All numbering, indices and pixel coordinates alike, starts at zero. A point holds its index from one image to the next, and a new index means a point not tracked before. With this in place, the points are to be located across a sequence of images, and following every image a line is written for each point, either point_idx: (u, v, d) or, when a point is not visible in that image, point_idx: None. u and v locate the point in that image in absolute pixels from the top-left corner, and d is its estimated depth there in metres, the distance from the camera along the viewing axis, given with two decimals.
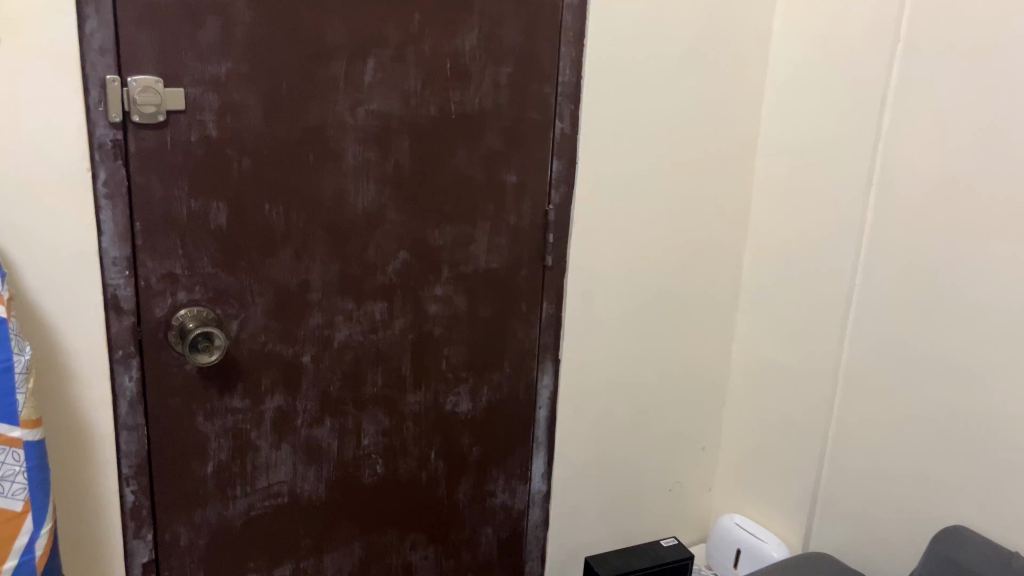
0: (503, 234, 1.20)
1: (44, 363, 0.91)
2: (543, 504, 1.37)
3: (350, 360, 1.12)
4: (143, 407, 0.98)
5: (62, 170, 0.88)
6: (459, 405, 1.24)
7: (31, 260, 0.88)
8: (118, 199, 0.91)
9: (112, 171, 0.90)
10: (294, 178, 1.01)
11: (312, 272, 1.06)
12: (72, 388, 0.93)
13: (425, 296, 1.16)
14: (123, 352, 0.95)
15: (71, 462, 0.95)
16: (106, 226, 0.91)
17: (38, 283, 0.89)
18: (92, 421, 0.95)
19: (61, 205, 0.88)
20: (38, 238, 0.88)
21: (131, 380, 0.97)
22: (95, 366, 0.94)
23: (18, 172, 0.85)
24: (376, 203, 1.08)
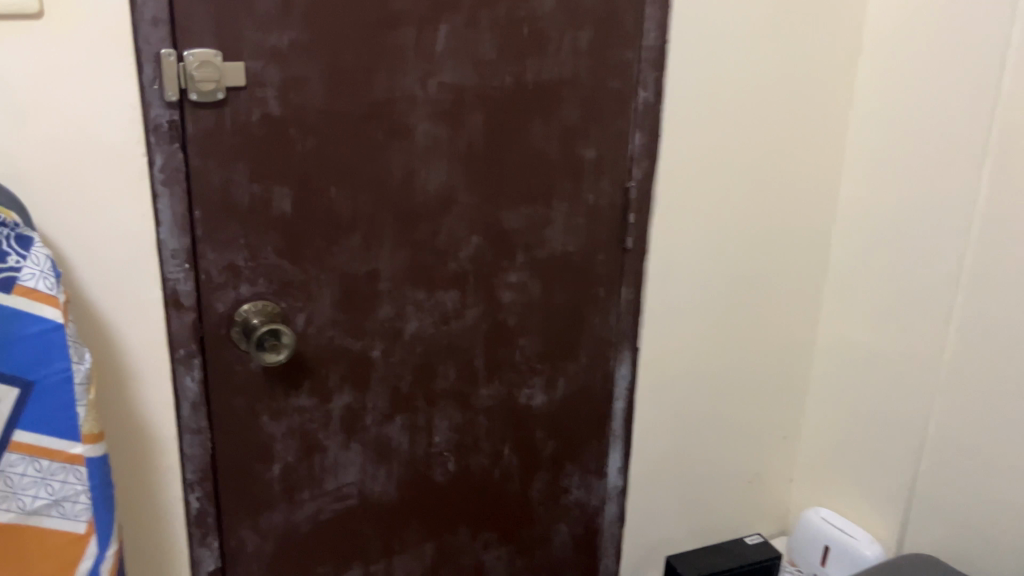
0: (581, 214, 1.10)
1: (102, 363, 0.84)
2: (620, 500, 1.30)
3: (420, 354, 1.04)
4: (206, 408, 0.91)
5: (114, 156, 0.80)
6: (533, 398, 1.16)
7: (87, 254, 0.81)
8: (175, 186, 0.83)
9: (170, 155, 0.82)
10: (361, 159, 0.93)
11: (380, 260, 0.98)
12: (131, 389, 0.87)
13: (498, 283, 1.07)
14: (184, 351, 0.88)
15: (134, 466, 0.89)
16: (163, 216, 0.83)
17: (94, 279, 0.82)
18: (153, 424, 0.89)
19: (114, 194, 0.81)
20: (91, 230, 0.80)
21: (194, 381, 0.89)
22: (156, 367, 0.87)
23: (68, 161, 0.78)
24: (447, 183, 0.99)
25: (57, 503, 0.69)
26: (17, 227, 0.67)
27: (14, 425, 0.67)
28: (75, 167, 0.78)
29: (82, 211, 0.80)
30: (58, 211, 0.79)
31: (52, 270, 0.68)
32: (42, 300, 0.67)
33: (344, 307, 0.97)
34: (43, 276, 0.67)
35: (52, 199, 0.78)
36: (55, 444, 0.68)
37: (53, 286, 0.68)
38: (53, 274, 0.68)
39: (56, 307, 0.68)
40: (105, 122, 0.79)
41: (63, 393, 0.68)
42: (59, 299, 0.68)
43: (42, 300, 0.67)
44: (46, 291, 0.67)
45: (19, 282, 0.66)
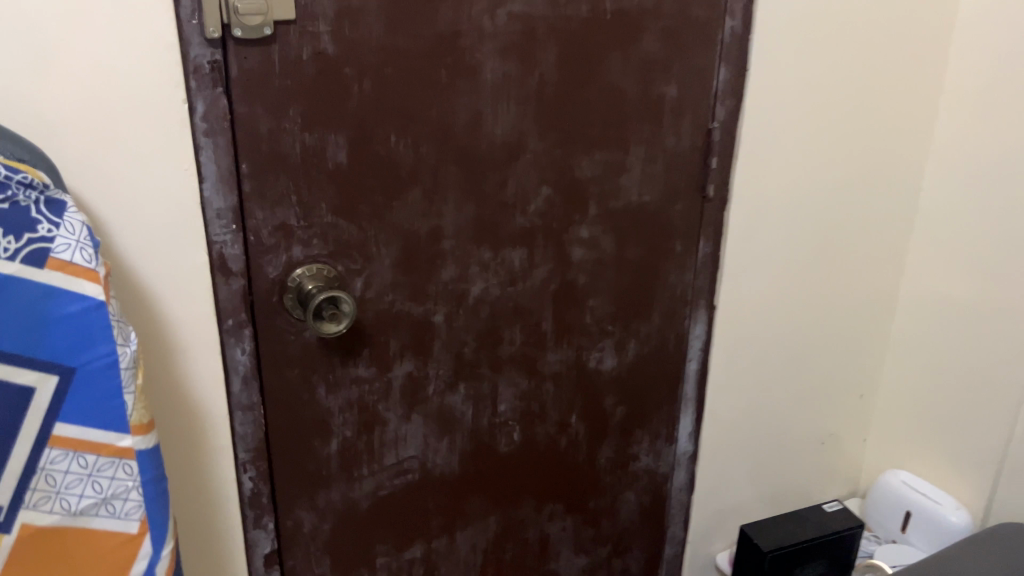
0: (659, 160, 0.99)
1: (145, 340, 0.75)
2: (689, 465, 1.22)
3: (486, 318, 0.95)
4: (258, 383, 0.83)
5: (151, 104, 0.70)
6: (603, 361, 1.06)
7: (126, 217, 0.71)
8: (219, 137, 0.74)
9: (213, 102, 0.72)
10: (423, 103, 0.82)
11: (444, 216, 0.88)
12: (178, 367, 0.78)
13: (570, 238, 0.97)
14: (234, 321, 0.80)
15: (183, 452, 0.81)
16: (207, 171, 0.74)
17: (135, 246, 0.72)
18: (203, 404, 0.80)
19: (152, 148, 0.71)
20: (128, 190, 0.71)
21: (244, 354, 0.81)
22: (204, 341, 0.78)
23: (99, 110, 0.68)
24: (516, 128, 0.88)
25: (106, 501, 0.61)
26: (47, 190, 0.59)
27: (55, 418, 0.58)
28: (107, 117, 0.68)
29: (117, 168, 0.70)
30: (90, 168, 0.69)
31: (89, 240, 0.59)
32: (80, 275, 0.58)
33: (405, 268, 0.87)
34: (80, 247, 0.58)
35: (83, 154, 0.68)
36: (102, 438, 0.60)
37: (91, 258, 0.59)
38: (91, 244, 0.59)
39: (96, 282, 0.59)
40: (139, 64, 0.68)
41: (108, 380, 0.60)
42: (99, 274, 0.59)
43: (80, 276, 0.58)
44: (84, 264, 0.58)
45: (53, 254, 0.57)
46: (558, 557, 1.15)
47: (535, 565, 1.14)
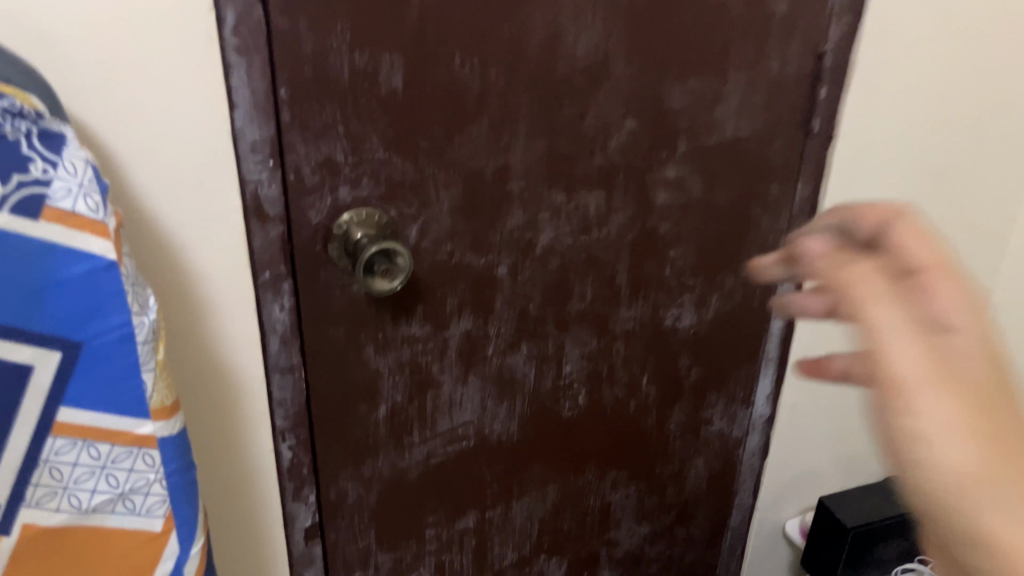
0: (760, 89, 0.85)
1: (168, 296, 0.64)
2: (765, 430, 1.11)
3: (554, 270, 0.83)
4: (299, 343, 0.73)
5: (172, 13, 0.57)
6: (681, 319, 0.94)
7: (144, 151, 0.59)
8: (254, 55, 0.61)
9: (246, 10, 0.59)
10: (493, 16, 0.68)
11: (512, 152, 0.75)
12: (208, 327, 0.67)
13: (653, 180, 0.84)
14: (271, 274, 0.68)
15: (212, 420, 0.71)
16: (239, 96, 0.61)
17: (155, 185, 0.60)
18: (237, 367, 0.70)
19: (174, 67, 0.58)
20: (146, 117, 0.58)
21: (283, 311, 0.70)
22: (237, 297, 0.67)
23: (109, 19, 0.55)
24: (600, 49, 0.74)
25: (123, 497, 0.51)
26: (41, 119, 0.46)
27: (59, 403, 0.47)
28: (120, 28, 0.55)
29: (131, 91, 0.57)
30: (100, 91, 0.56)
31: (96, 184, 0.48)
32: (85, 230, 0.46)
33: (466, 213, 0.76)
34: (84, 193, 0.47)
35: (91, 74, 0.55)
36: (117, 425, 0.50)
37: (98, 207, 0.48)
38: (97, 190, 0.48)
39: (106, 238, 0.47)
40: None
41: (123, 358, 0.49)
42: (109, 227, 0.48)
43: (86, 230, 0.47)
44: (90, 215, 0.47)
45: (49, 203, 0.45)
46: (619, 526, 1.06)
47: (594, 534, 1.05)
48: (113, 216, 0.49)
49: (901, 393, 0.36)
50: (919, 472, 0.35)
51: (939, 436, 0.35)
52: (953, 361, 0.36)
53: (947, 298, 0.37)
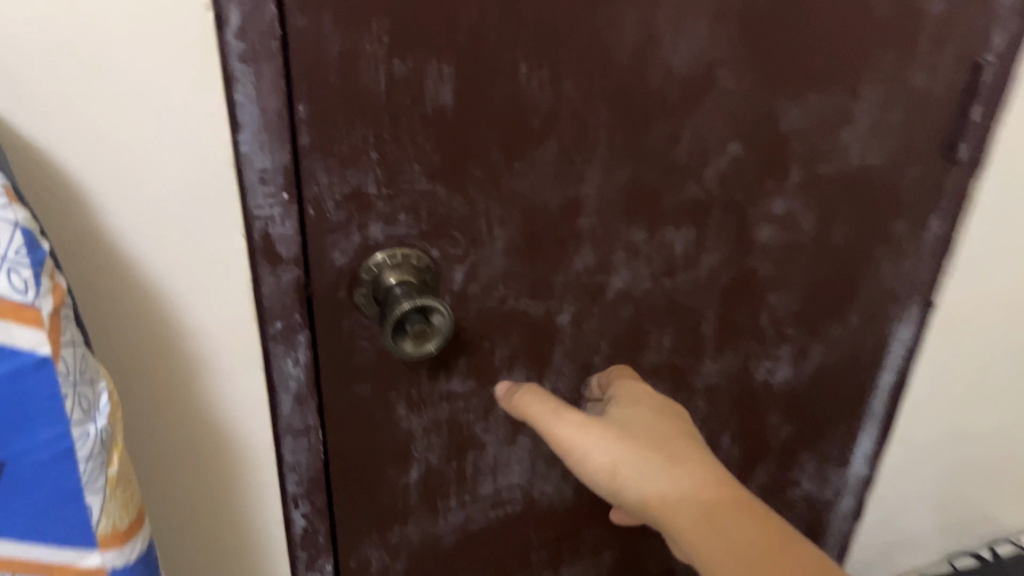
0: (899, 108, 0.68)
1: (154, 356, 0.53)
2: (860, 493, 0.96)
3: (628, 319, 0.69)
4: (316, 401, 0.61)
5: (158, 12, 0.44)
6: (774, 373, 0.80)
7: (125, 187, 0.47)
8: (264, 64, 0.48)
9: (255, 8, 0.46)
10: (573, 18, 0.54)
11: (585, 183, 0.61)
12: (204, 390, 0.55)
13: (756, 215, 0.69)
14: (283, 324, 0.56)
15: (206, 487, 0.60)
16: (244, 115, 0.49)
17: (137, 227, 0.48)
18: (240, 433, 0.59)
19: (162, 81, 0.45)
20: (126, 144, 0.46)
21: (297, 367, 0.58)
22: (241, 353, 0.55)
23: (75, 19, 0.42)
24: (704, 59, 0.59)
25: None
26: None
27: None
28: (90, 30, 0.43)
29: (105, 112, 0.45)
30: (65, 111, 0.44)
31: (25, 257, 0.35)
32: (6, 317, 0.35)
33: (524, 253, 0.62)
34: (7, 268, 0.35)
35: (51, 91, 0.43)
36: (55, 557, 0.39)
37: (26, 288, 0.35)
38: (26, 264, 0.35)
39: (35, 327, 0.35)
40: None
41: (56, 479, 0.37)
42: (41, 313, 0.36)
43: (5, 317, 0.35)
44: (13, 297, 0.35)
45: None
46: None
47: None
48: (50, 296, 0.36)
49: (583, 457, 0.55)
50: (649, 510, 0.53)
51: (627, 478, 0.54)
52: (617, 424, 0.57)
53: (613, 408, 0.60)
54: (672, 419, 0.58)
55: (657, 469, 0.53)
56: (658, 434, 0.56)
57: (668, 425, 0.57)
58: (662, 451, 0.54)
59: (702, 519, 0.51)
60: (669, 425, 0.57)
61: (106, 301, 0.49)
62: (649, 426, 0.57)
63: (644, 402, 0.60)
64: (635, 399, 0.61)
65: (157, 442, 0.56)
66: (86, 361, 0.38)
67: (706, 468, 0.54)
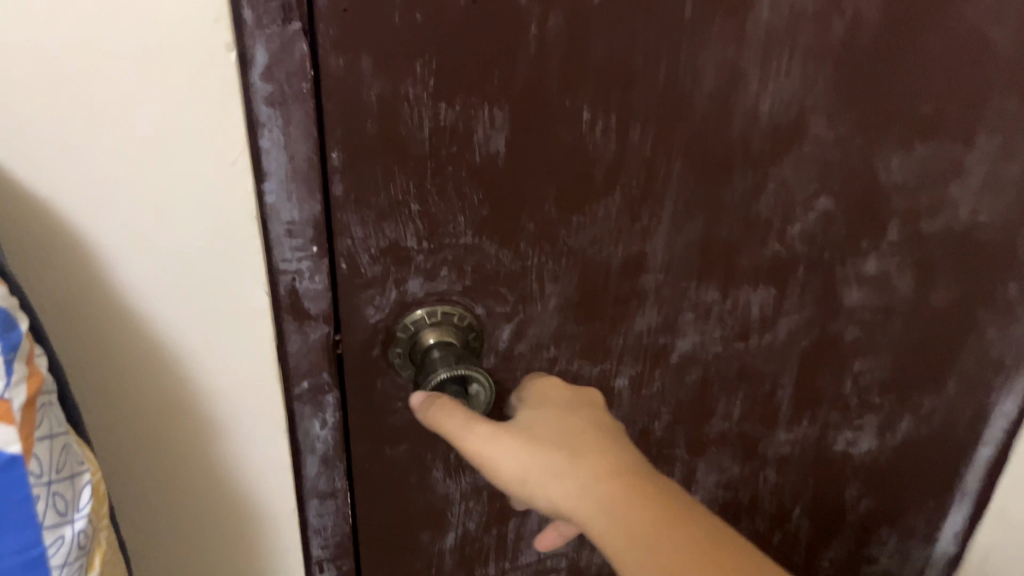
0: (1019, 159, 0.59)
1: (168, 419, 0.48)
2: (945, 569, 0.87)
3: (693, 384, 0.63)
4: (345, 464, 0.56)
5: (172, 56, 0.39)
6: (856, 444, 0.72)
7: (138, 239, 0.43)
8: (294, 109, 0.43)
9: (284, 46, 0.41)
10: (646, 58, 0.47)
11: (652, 238, 0.54)
12: (223, 455, 0.51)
13: (847, 275, 0.61)
14: (310, 384, 0.52)
15: (228, 550, 0.55)
16: (270, 163, 0.44)
17: (150, 283, 0.44)
18: (262, 501, 0.54)
19: (177, 130, 0.41)
20: (138, 197, 0.42)
21: (325, 428, 0.54)
22: (264, 415, 0.51)
23: (82, 61, 0.37)
24: (795, 104, 0.52)
25: None
26: None
27: None
28: (98, 74, 0.38)
29: (116, 160, 0.40)
30: (73, 161, 0.40)
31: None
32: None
33: (580, 312, 0.56)
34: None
35: (57, 138, 0.39)
36: None
37: None
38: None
39: (6, 422, 0.31)
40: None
41: None
42: (11, 407, 0.31)
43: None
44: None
45: None
46: None
47: None
48: (24, 386, 0.32)
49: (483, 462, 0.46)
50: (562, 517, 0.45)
51: (536, 486, 0.45)
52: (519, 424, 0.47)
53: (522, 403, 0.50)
54: (580, 411, 0.49)
55: (563, 471, 0.44)
56: (570, 428, 0.47)
57: (580, 420, 0.48)
58: (568, 450, 0.45)
59: (611, 519, 0.43)
60: (579, 418, 0.48)
61: (116, 360, 0.45)
62: (558, 421, 0.48)
63: (550, 395, 0.51)
64: (541, 394, 0.52)
65: (171, 508, 0.52)
66: (67, 454, 0.34)
67: (619, 463, 0.45)
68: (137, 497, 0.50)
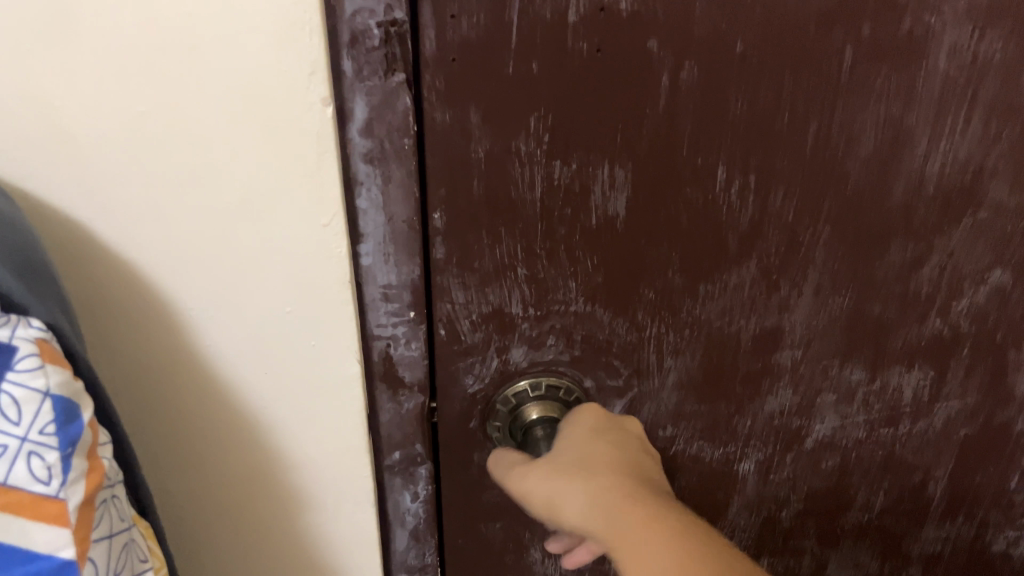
0: None
1: (249, 476, 0.47)
2: None
3: (829, 472, 0.55)
4: (435, 535, 0.54)
5: (258, 126, 0.35)
6: (1020, 545, 0.62)
7: (226, 303, 0.40)
8: (394, 167, 0.39)
9: (386, 100, 0.37)
10: (792, 114, 0.41)
11: (791, 312, 0.48)
12: (299, 518, 0.49)
13: (1021, 359, 0.52)
14: (402, 453, 0.49)
15: None
16: (365, 223, 0.40)
17: (238, 346, 0.42)
18: (333, 563, 0.52)
19: (268, 198, 0.37)
20: (221, 262, 0.39)
21: (415, 500, 0.51)
22: (353, 485, 0.48)
23: (174, 124, 0.34)
24: (970, 165, 0.44)
25: None
26: None
27: None
28: (190, 138, 0.35)
29: (206, 223, 0.38)
30: (163, 221, 0.37)
31: (52, 437, 0.30)
32: (21, 513, 0.30)
33: (703, 390, 0.50)
34: (27, 452, 0.30)
35: (148, 199, 0.36)
36: None
37: (51, 478, 0.30)
38: (52, 446, 0.30)
39: (62, 527, 0.30)
40: (237, 49, 0.33)
41: None
42: (66, 507, 0.31)
43: (19, 512, 0.30)
44: (34, 488, 0.30)
45: None
46: None
47: None
48: (81, 484, 0.31)
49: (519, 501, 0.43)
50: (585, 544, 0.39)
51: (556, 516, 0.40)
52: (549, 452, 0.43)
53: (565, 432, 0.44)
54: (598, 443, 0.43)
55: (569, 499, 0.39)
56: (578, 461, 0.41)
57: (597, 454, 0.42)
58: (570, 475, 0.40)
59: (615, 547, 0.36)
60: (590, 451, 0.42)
61: (190, 422, 0.44)
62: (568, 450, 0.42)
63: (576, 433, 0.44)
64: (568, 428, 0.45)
65: (241, 559, 0.51)
66: (127, 552, 0.34)
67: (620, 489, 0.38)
68: (211, 539, 0.50)
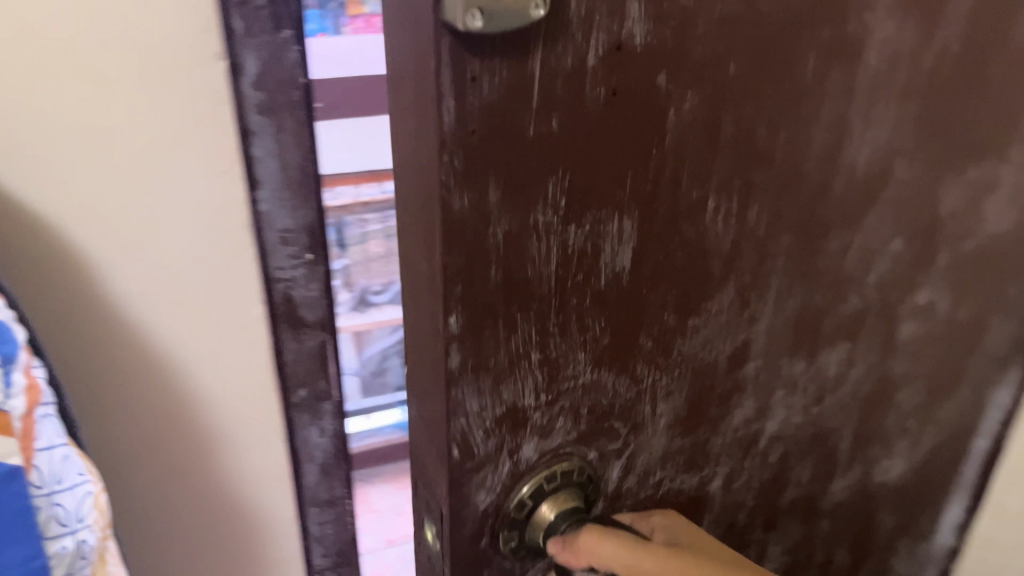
0: None
1: (164, 399, 0.52)
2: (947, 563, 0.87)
3: (775, 463, 0.56)
4: (344, 471, 0.60)
5: (159, 84, 0.42)
6: (892, 471, 0.69)
7: (143, 228, 0.46)
8: (285, 113, 0.45)
9: (274, 52, 0.44)
10: (768, 130, 0.40)
11: (757, 324, 0.47)
12: (212, 439, 0.54)
13: (903, 314, 0.57)
14: (308, 393, 0.55)
15: (224, 521, 0.58)
16: (263, 170, 0.47)
17: (155, 270, 0.47)
18: (252, 509, 0.58)
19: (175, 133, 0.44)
20: (133, 193, 0.45)
21: (323, 435, 0.57)
22: (262, 404, 0.54)
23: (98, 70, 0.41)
24: (884, 150, 0.46)
25: None
26: None
27: None
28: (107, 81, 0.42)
29: (118, 159, 0.44)
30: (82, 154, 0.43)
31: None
32: None
33: (686, 425, 0.47)
34: None
35: (70, 137, 0.42)
36: None
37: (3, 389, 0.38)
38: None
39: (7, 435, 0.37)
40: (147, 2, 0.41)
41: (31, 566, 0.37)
42: (10, 419, 0.37)
43: None
44: None
45: None
46: None
47: None
48: (24, 396, 0.39)
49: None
50: None
51: None
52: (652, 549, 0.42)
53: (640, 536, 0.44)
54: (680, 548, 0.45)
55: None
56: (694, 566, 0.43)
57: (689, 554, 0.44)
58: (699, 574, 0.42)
59: None
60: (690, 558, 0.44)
61: (105, 346, 0.49)
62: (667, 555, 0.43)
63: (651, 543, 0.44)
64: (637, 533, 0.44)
65: (151, 497, 0.55)
66: (68, 463, 0.41)
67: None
68: (126, 476, 0.54)
